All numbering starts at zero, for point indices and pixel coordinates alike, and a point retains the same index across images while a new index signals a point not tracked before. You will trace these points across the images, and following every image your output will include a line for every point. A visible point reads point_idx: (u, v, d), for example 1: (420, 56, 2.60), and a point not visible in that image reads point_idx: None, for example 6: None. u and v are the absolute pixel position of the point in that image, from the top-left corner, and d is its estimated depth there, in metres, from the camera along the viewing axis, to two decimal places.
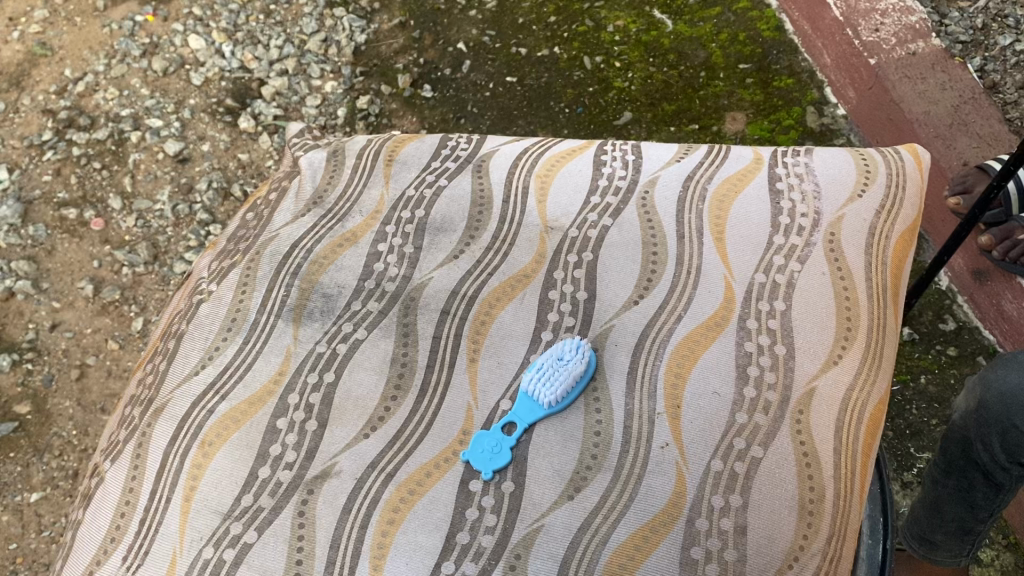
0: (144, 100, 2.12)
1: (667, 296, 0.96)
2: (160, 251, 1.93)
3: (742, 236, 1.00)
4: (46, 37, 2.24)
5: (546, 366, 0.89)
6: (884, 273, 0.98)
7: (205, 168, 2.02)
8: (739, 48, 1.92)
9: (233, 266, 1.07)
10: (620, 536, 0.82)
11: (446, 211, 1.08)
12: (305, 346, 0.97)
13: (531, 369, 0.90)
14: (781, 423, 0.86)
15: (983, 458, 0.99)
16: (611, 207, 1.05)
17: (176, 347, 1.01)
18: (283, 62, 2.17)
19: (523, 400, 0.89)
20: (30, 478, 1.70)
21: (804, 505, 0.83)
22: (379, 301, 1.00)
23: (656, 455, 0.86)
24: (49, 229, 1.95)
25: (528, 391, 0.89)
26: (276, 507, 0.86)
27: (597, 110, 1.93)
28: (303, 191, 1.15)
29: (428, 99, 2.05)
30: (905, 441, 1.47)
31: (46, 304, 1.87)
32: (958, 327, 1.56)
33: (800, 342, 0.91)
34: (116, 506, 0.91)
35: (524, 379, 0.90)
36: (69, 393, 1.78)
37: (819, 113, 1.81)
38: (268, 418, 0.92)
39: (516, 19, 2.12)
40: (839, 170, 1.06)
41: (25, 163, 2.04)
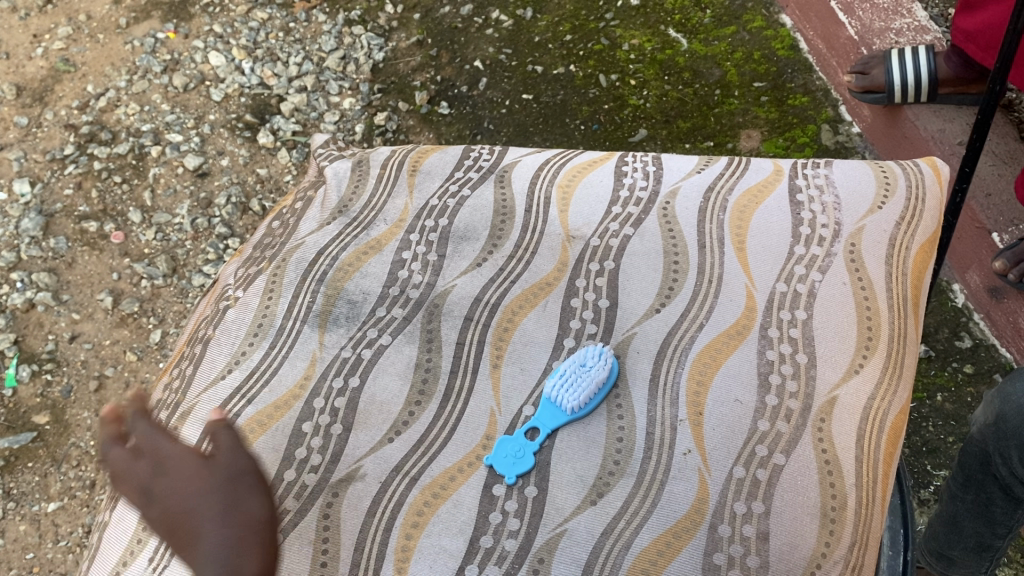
0: (164, 115, 2.15)
1: (688, 304, 0.97)
2: (179, 264, 1.94)
3: (764, 245, 1.01)
4: (69, 53, 2.28)
5: (566, 370, 0.90)
6: (904, 283, 0.98)
7: (225, 182, 2.05)
8: (754, 67, 1.94)
9: (259, 273, 1.08)
10: (642, 542, 0.83)
11: (469, 220, 1.10)
12: (331, 351, 0.98)
13: (556, 373, 0.91)
14: (803, 431, 0.87)
15: (1002, 472, 0.98)
16: (633, 217, 1.06)
17: (203, 352, 1.02)
18: (302, 79, 2.20)
19: (544, 405, 0.90)
20: (48, 487, 1.71)
21: (826, 513, 0.83)
22: (403, 307, 1.01)
23: (678, 462, 0.86)
24: (70, 241, 1.98)
25: (551, 395, 0.90)
26: (302, 509, 0.87)
27: (613, 127, 1.95)
28: (329, 201, 1.17)
29: (445, 115, 2.07)
30: (922, 458, 1.48)
31: (66, 315, 1.89)
32: (974, 345, 1.55)
33: (821, 351, 0.92)
34: None
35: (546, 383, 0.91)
36: (87, 404, 1.79)
37: (834, 131, 1.83)
38: (294, 421, 0.93)
39: (532, 38, 2.14)
40: (859, 182, 1.07)
41: (47, 176, 2.07)
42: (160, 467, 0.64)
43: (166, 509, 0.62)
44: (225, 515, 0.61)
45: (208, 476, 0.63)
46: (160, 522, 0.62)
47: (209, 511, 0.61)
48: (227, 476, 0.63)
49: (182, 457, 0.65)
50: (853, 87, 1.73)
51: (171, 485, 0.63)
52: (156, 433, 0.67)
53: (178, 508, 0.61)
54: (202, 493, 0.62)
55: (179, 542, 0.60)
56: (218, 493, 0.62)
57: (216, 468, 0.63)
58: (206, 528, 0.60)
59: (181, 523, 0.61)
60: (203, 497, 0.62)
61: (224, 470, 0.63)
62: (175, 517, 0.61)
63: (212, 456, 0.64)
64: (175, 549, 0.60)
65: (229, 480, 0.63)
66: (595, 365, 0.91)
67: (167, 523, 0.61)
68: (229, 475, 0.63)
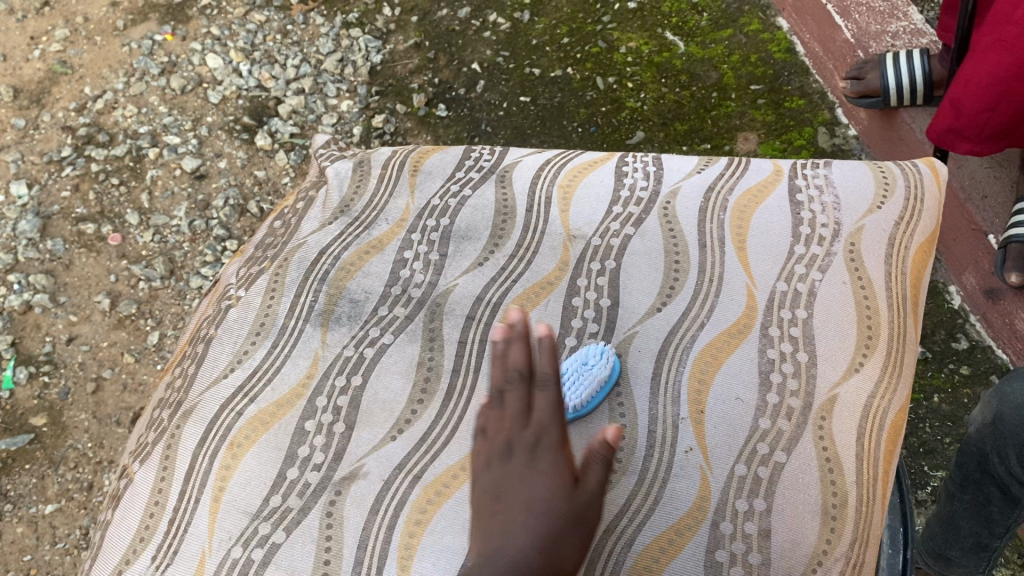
0: (162, 118, 2.15)
1: (689, 303, 0.97)
2: (176, 266, 1.94)
3: (764, 245, 1.02)
4: (66, 56, 2.28)
5: (568, 367, 0.91)
6: (903, 282, 0.99)
7: (223, 184, 2.05)
8: (751, 70, 1.95)
9: (261, 272, 1.08)
10: (645, 539, 0.83)
11: (471, 220, 1.10)
12: (333, 350, 0.98)
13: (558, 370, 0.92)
14: (804, 429, 0.87)
15: (1000, 471, 0.98)
16: (634, 217, 1.07)
17: (205, 351, 1.02)
18: (300, 81, 2.20)
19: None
20: (45, 489, 1.70)
21: (827, 510, 0.83)
22: (405, 306, 1.02)
23: (680, 459, 0.87)
24: (68, 244, 1.97)
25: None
26: (305, 507, 0.87)
27: (610, 129, 1.96)
28: (330, 201, 1.17)
29: (443, 118, 2.08)
30: (919, 459, 1.49)
31: (63, 317, 1.89)
32: (971, 346, 1.56)
33: (822, 349, 0.92)
34: (146, 506, 0.92)
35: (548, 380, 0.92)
36: (84, 406, 1.79)
37: (830, 133, 1.84)
38: (297, 420, 0.93)
39: (530, 41, 2.15)
40: (858, 182, 1.07)
41: (44, 178, 2.07)
42: (538, 439, 0.60)
43: (512, 483, 0.59)
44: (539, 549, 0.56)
45: (562, 497, 0.58)
46: (496, 490, 0.59)
47: (536, 538, 0.57)
48: (572, 514, 0.58)
49: (559, 447, 0.60)
50: (849, 92, 1.72)
51: (531, 467, 0.60)
52: (558, 400, 0.62)
53: (521, 494, 0.58)
54: (547, 511, 0.57)
55: (496, 520, 0.58)
56: (558, 525, 0.57)
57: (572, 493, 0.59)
58: (519, 550, 0.56)
59: (513, 511, 0.58)
60: (544, 516, 0.57)
61: (580, 506, 0.58)
62: (510, 501, 0.58)
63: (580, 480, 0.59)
64: (482, 522, 0.59)
65: (573, 519, 0.58)
66: (597, 363, 0.92)
67: (503, 495, 0.59)
68: (575, 511, 0.58)
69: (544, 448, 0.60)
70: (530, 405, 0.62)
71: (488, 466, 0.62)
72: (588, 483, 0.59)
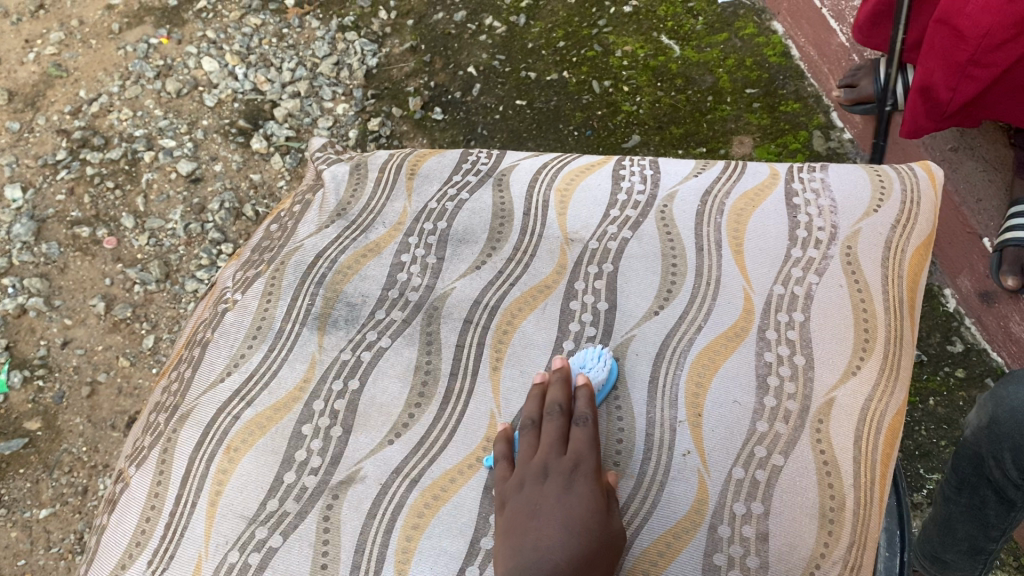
0: (157, 121, 2.15)
1: (687, 306, 0.97)
2: (172, 270, 1.94)
3: (760, 248, 1.02)
4: (60, 59, 2.27)
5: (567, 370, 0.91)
6: (901, 285, 0.99)
7: (218, 188, 2.04)
8: (746, 73, 1.95)
9: (258, 276, 1.08)
10: (643, 542, 0.83)
11: (468, 223, 1.10)
12: (330, 353, 0.98)
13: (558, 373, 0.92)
14: (801, 432, 0.87)
15: (995, 474, 0.99)
16: (631, 220, 1.07)
17: (201, 355, 1.02)
18: (296, 85, 2.20)
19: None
20: (39, 494, 1.69)
21: (824, 513, 0.83)
22: (402, 310, 1.01)
23: (678, 463, 0.87)
24: (63, 247, 1.97)
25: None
26: (302, 511, 0.87)
27: (606, 133, 1.96)
28: (327, 204, 1.17)
29: (439, 121, 2.08)
30: (915, 462, 1.49)
31: (58, 321, 1.88)
32: (966, 349, 1.55)
33: (819, 352, 0.92)
34: (142, 510, 0.91)
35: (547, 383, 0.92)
36: (79, 410, 1.78)
37: (826, 137, 1.83)
38: (294, 424, 0.93)
39: (525, 44, 2.15)
40: (855, 185, 1.07)
41: (39, 182, 2.06)
42: (574, 470, 0.79)
43: (550, 502, 0.76)
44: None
45: (594, 526, 0.74)
46: (536, 507, 0.76)
47: (570, 564, 0.71)
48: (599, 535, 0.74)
49: (591, 476, 0.79)
50: (843, 100, 1.74)
51: (567, 488, 0.78)
52: (591, 440, 0.82)
53: (559, 511, 0.75)
54: (583, 535, 0.74)
55: (533, 534, 0.74)
56: (588, 549, 0.73)
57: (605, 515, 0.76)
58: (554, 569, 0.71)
59: (553, 525, 0.74)
60: (581, 541, 0.73)
61: (607, 530, 0.75)
62: (548, 516, 0.75)
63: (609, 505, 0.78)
64: (525, 520, 0.76)
65: (601, 543, 0.74)
66: (596, 366, 0.92)
67: (542, 514, 0.75)
68: (605, 534, 0.75)
69: (581, 477, 0.78)
70: (567, 438, 0.83)
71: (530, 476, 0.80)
72: (613, 512, 0.78)
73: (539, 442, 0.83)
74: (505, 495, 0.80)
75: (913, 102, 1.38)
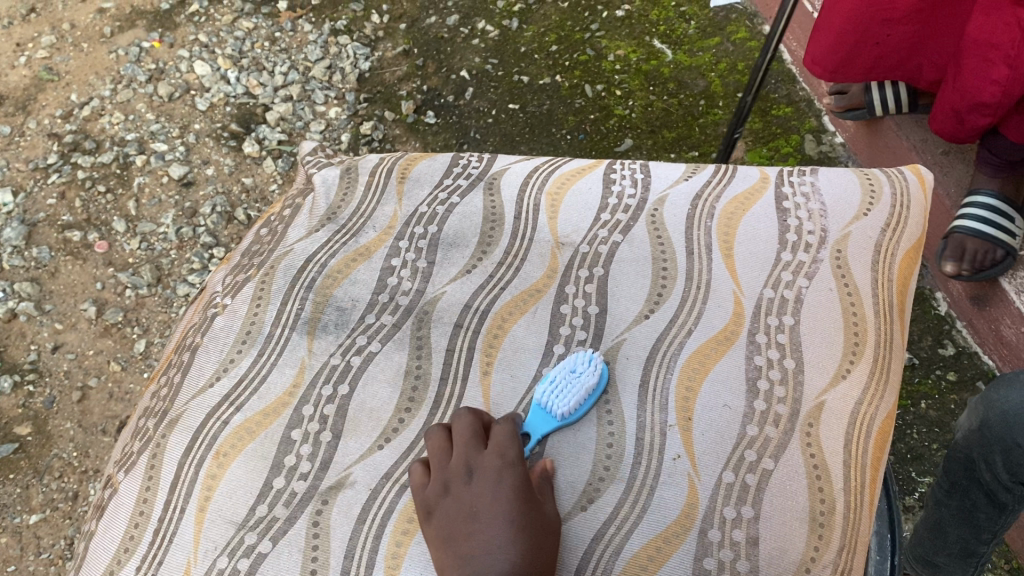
0: (149, 125, 2.14)
1: (677, 310, 0.97)
2: (163, 274, 1.93)
3: (750, 252, 1.02)
4: (52, 62, 2.27)
5: (556, 377, 0.91)
6: (890, 289, 0.99)
7: (210, 192, 2.04)
8: (738, 78, 1.96)
9: (248, 280, 1.08)
10: (633, 547, 0.83)
11: (459, 227, 1.10)
12: (320, 358, 0.98)
13: (548, 380, 0.91)
14: (791, 436, 0.87)
15: (986, 477, 0.99)
16: (622, 224, 1.07)
17: (191, 360, 1.02)
18: (288, 88, 2.20)
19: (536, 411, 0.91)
20: (29, 499, 1.68)
21: (814, 517, 0.83)
22: (393, 314, 1.01)
23: (668, 467, 0.87)
24: (53, 251, 1.96)
25: (542, 403, 0.90)
26: (291, 517, 0.87)
27: (599, 137, 1.96)
28: (317, 208, 1.17)
29: (432, 125, 2.08)
30: (907, 465, 1.49)
31: (48, 325, 1.88)
32: (957, 352, 1.57)
33: (809, 356, 0.92)
34: (131, 516, 0.91)
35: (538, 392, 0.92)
36: (70, 415, 1.77)
37: (817, 141, 1.85)
38: (283, 429, 0.93)
39: (518, 48, 2.16)
40: (845, 189, 1.08)
41: (30, 186, 2.05)
42: (499, 468, 0.82)
43: (484, 502, 0.79)
44: (522, 574, 0.73)
45: (531, 514, 0.78)
46: (471, 509, 0.79)
47: (521, 554, 0.74)
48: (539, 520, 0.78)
49: (515, 466, 0.82)
50: (834, 108, 1.75)
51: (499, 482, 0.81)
52: (505, 432, 0.86)
53: (494, 509, 0.78)
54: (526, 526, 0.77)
55: (478, 534, 0.76)
56: (531, 535, 0.76)
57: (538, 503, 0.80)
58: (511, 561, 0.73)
59: (493, 523, 0.77)
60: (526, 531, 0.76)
61: (543, 517, 0.79)
62: (488, 514, 0.78)
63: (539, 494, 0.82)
64: (467, 521, 0.78)
65: (541, 528, 0.78)
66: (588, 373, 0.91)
67: (482, 515, 0.77)
68: (542, 520, 0.78)
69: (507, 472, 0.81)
70: (482, 435, 0.86)
71: (458, 478, 0.82)
72: (546, 500, 0.82)
73: (456, 448, 0.85)
74: (430, 504, 0.82)
75: (955, 120, 1.39)
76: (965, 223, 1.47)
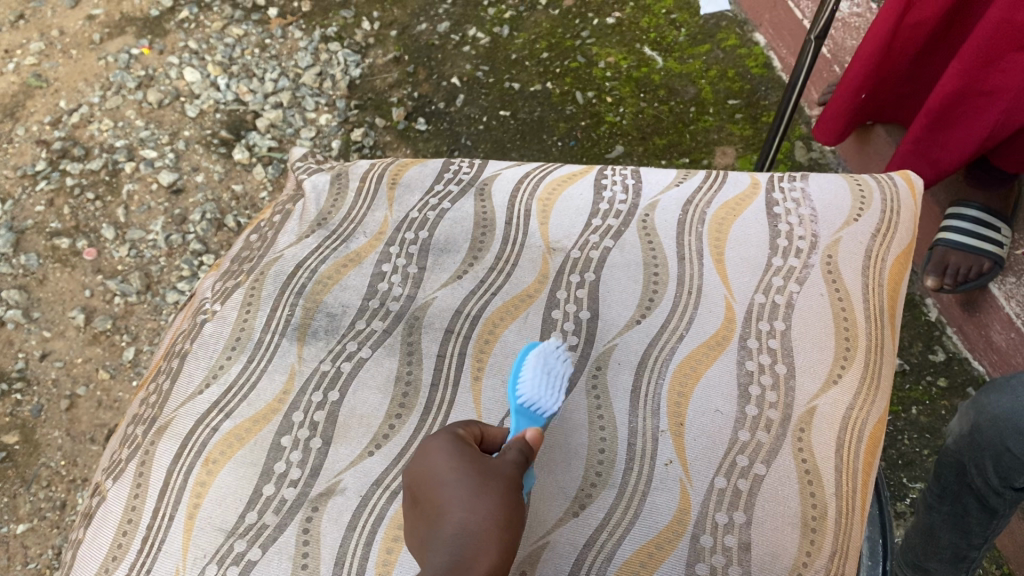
0: (138, 131, 2.13)
1: (668, 315, 0.97)
2: (152, 281, 1.92)
3: (742, 258, 1.02)
4: (41, 69, 2.26)
5: (536, 372, 0.81)
6: (882, 294, 0.99)
7: (200, 199, 2.03)
8: (728, 85, 1.98)
9: (237, 286, 1.07)
10: (626, 553, 0.83)
11: (449, 233, 1.09)
12: (310, 364, 0.97)
13: (528, 375, 0.81)
14: (783, 441, 0.87)
15: (977, 482, 0.99)
16: (613, 229, 1.07)
17: (180, 366, 1.01)
18: (278, 95, 2.19)
19: (520, 414, 0.79)
20: (17, 509, 1.66)
21: (807, 522, 0.83)
22: (383, 320, 1.01)
23: (660, 472, 0.86)
24: (41, 258, 1.95)
25: (535, 400, 0.79)
26: (281, 524, 0.86)
27: (590, 143, 1.96)
28: (307, 214, 1.16)
29: (423, 131, 2.08)
30: (898, 471, 1.49)
31: (36, 333, 1.86)
32: (947, 358, 1.58)
33: (800, 361, 0.92)
34: (118, 524, 0.90)
35: (516, 391, 0.79)
36: (58, 424, 1.76)
37: (808, 148, 1.87)
38: (273, 436, 0.92)
39: (509, 55, 2.16)
40: (835, 195, 1.08)
41: (18, 193, 2.04)
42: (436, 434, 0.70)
43: (425, 468, 0.68)
44: (474, 537, 0.62)
45: (461, 470, 0.66)
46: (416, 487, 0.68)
47: (467, 516, 0.63)
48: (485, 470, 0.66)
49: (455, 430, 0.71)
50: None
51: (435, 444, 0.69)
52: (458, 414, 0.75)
53: (434, 474, 0.67)
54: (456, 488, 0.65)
55: (427, 513, 0.66)
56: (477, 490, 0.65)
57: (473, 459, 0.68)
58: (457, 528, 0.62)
59: (438, 489, 0.66)
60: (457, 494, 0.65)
61: (494, 465, 0.67)
62: (427, 483, 0.67)
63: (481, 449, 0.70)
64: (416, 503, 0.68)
65: (490, 474, 0.66)
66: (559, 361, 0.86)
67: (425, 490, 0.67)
68: (479, 471, 0.66)
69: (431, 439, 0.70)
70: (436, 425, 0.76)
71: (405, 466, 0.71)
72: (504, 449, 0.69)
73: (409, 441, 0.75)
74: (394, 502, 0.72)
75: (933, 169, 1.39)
76: (946, 235, 1.49)
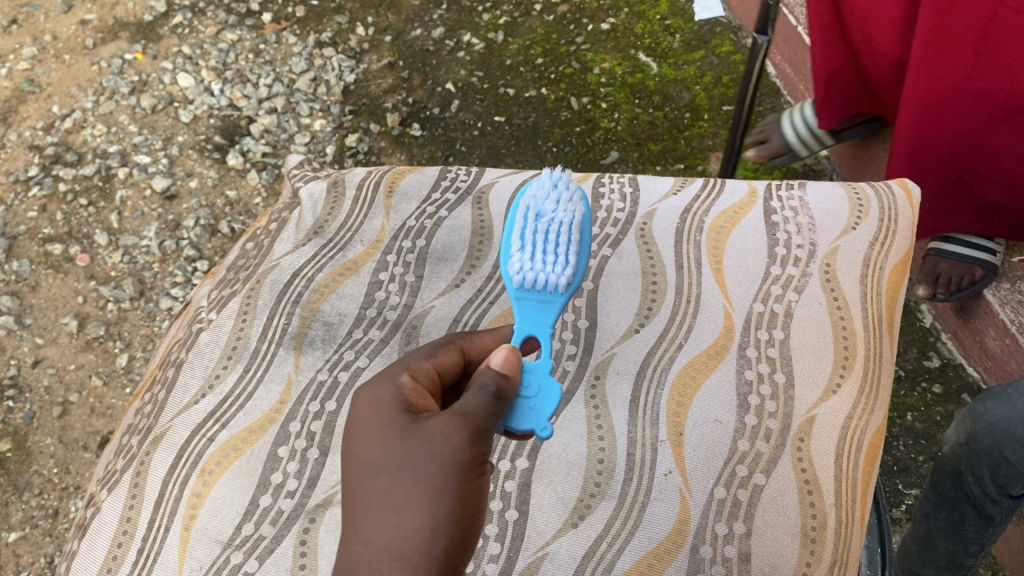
0: (132, 137, 2.12)
1: (667, 324, 0.97)
2: (146, 287, 1.91)
3: (740, 267, 1.02)
4: (33, 74, 2.25)
5: (537, 245, 0.83)
6: (880, 303, 0.99)
7: (193, 205, 2.02)
8: (723, 90, 1.97)
9: (233, 295, 1.06)
10: (625, 564, 0.82)
11: (447, 241, 1.09)
12: (306, 374, 0.97)
13: (517, 254, 0.83)
14: (783, 451, 0.87)
15: (973, 490, 0.99)
16: (611, 237, 1.07)
17: (175, 376, 1.00)
18: (272, 101, 2.18)
19: (524, 298, 0.83)
20: (8, 517, 1.65)
21: (806, 533, 0.83)
22: (381, 329, 1.00)
23: (659, 483, 0.86)
24: (34, 264, 1.94)
25: (530, 282, 0.82)
26: (278, 535, 0.85)
27: (584, 149, 1.95)
28: (304, 222, 1.16)
29: (418, 137, 2.07)
30: (894, 478, 1.49)
31: (28, 340, 1.85)
32: (943, 364, 1.58)
33: (799, 371, 0.92)
34: (112, 536, 0.89)
35: (509, 276, 0.83)
36: (50, 431, 1.75)
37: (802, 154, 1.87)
38: (270, 446, 0.92)
39: (504, 61, 2.16)
40: (833, 205, 1.08)
41: (10, 198, 2.03)
42: (377, 399, 0.67)
43: (358, 441, 0.65)
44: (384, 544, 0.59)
45: (378, 482, 0.62)
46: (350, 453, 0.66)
47: (381, 517, 0.60)
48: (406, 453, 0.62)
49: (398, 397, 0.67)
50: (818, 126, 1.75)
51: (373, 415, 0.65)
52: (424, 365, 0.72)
53: (364, 454, 0.64)
54: (380, 495, 0.61)
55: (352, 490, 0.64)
56: (395, 478, 0.61)
57: (404, 449, 0.62)
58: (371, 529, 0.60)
59: (365, 472, 0.63)
60: (379, 504, 0.61)
61: (420, 442, 0.62)
62: (358, 459, 0.64)
63: (421, 423, 0.64)
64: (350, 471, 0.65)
65: (415, 454, 0.62)
66: (556, 207, 0.85)
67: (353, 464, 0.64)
68: (394, 480, 0.61)
69: (368, 416, 0.65)
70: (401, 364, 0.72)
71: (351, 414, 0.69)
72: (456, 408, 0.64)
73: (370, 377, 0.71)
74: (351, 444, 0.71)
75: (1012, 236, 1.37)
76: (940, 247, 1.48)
